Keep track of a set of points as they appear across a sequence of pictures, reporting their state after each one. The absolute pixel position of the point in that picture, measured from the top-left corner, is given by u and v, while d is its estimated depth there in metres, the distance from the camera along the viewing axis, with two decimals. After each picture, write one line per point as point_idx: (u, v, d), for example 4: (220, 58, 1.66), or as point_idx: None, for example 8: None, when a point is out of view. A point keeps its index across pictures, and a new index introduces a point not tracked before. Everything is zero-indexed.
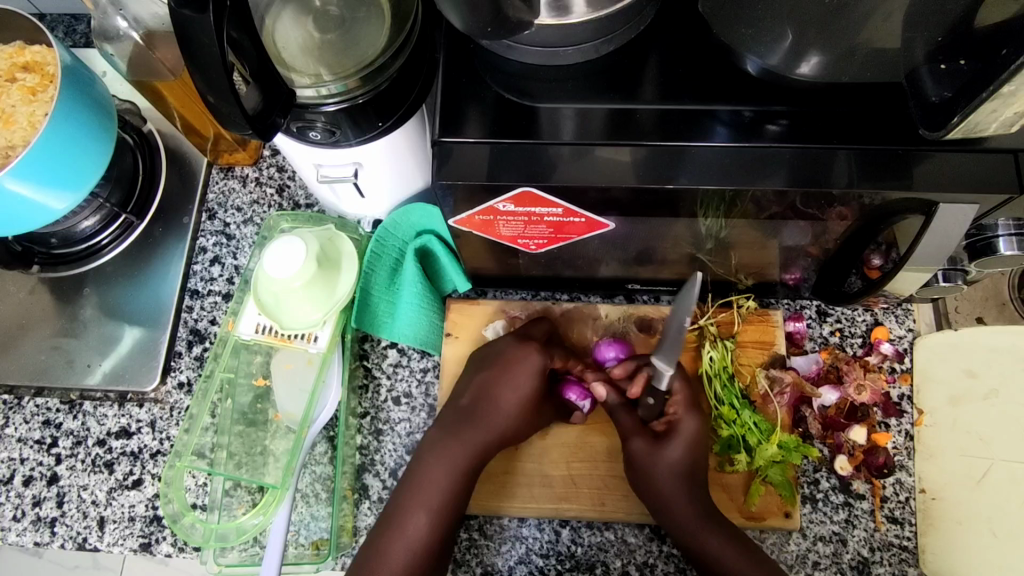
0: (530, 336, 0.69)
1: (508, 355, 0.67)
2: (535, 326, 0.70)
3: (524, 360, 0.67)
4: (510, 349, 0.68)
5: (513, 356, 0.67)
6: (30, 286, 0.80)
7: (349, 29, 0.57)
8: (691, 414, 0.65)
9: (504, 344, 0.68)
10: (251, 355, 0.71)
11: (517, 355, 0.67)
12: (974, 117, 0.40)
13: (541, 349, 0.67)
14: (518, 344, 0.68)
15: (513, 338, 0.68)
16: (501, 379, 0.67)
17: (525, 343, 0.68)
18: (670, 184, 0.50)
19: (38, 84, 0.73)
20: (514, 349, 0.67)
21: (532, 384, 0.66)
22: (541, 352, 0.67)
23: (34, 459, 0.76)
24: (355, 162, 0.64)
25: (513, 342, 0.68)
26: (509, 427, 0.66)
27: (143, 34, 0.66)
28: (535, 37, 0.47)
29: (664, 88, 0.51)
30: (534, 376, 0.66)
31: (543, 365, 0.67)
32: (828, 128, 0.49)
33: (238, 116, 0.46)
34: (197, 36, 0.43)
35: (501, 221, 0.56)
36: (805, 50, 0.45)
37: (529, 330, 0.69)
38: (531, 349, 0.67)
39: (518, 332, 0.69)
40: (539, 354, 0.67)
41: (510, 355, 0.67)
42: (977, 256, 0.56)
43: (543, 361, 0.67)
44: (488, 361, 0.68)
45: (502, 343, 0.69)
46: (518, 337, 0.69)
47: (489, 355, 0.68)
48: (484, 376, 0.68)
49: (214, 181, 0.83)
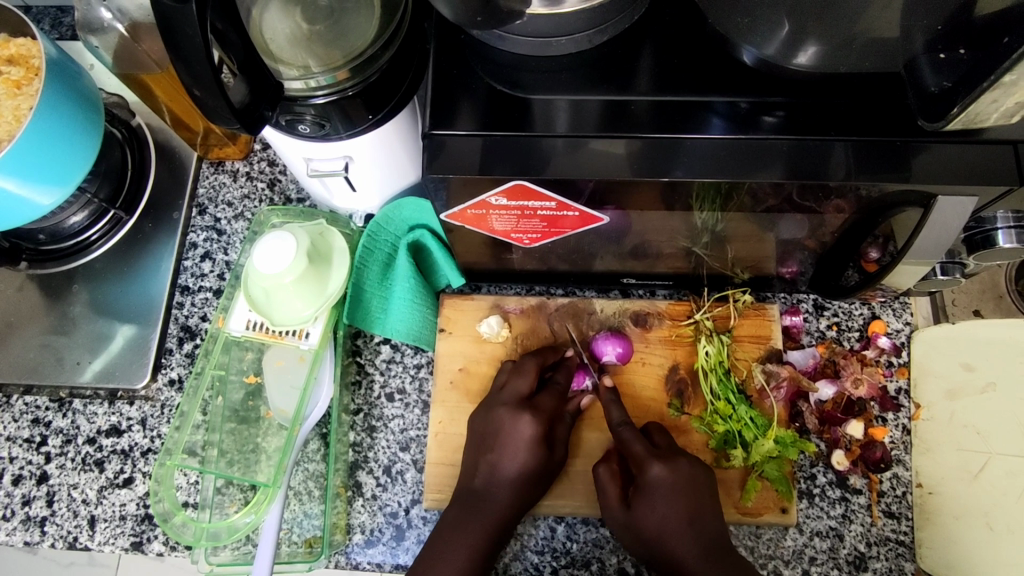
0: (522, 396, 0.66)
1: (502, 426, 0.65)
2: (522, 379, 0.66)
3: (514, 428, 0.64)
4: (503, 416, 0.65)
5: (505, 429, 0.64)
6: (18, 283, 0.79)
7: (338, 19, 0.56)
8: (656, 462, 0.62)
9: (497, 414, 0.65)
10: (243, 351, 0.70)
11: (509, 424, 0.64)
12: (975, 107, 0.39)
13: (532, 414, 0.64)
14: (509, 410, 0.65)
15: (507, 403, 0.66)
16: (496, 450, 0.64)
17: (519, 408, 0.65)
18: (666, 177, 0.49)
19: (22, 77, 0.72)
20: (508, 420, 0.65)
21: (513, 446, 0.64)
22: (534, 419, 0.64)
23: (24, 458, 0.75)
24: (346, 156, 0.63)
25: (507, 408, 0.65)
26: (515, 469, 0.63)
27: (128, 25, 0.65)
28: (527, 27, 0.47)
29: (659, 79, 0.50)
30: (524, 448, 0.64)
31: (536, 433, 0.64)
32: (825, 120, 0.49)
33: (224, 110, 0.45)
34: (180, 29, 0.41)
35: (493, 215, 0.55)
36: (803, 40, 0.43)
37: (516, 388, 0.66)
38: (524, 419, 0.64)
39: (509, 393, 0.66)
40: (530, 422, 0.64)
41: (502, 420, 0.65)
42: (977, 249, 0.55)
43: (536, 428, 0.64)
44: (484, 431, 0.66)
45: (497, 411, 0.66)
46: (511, 401, 0.66)
47: (488, 427, 0.66)
48: (484, 447, 0.65)
49: (204, 176, 0.83)
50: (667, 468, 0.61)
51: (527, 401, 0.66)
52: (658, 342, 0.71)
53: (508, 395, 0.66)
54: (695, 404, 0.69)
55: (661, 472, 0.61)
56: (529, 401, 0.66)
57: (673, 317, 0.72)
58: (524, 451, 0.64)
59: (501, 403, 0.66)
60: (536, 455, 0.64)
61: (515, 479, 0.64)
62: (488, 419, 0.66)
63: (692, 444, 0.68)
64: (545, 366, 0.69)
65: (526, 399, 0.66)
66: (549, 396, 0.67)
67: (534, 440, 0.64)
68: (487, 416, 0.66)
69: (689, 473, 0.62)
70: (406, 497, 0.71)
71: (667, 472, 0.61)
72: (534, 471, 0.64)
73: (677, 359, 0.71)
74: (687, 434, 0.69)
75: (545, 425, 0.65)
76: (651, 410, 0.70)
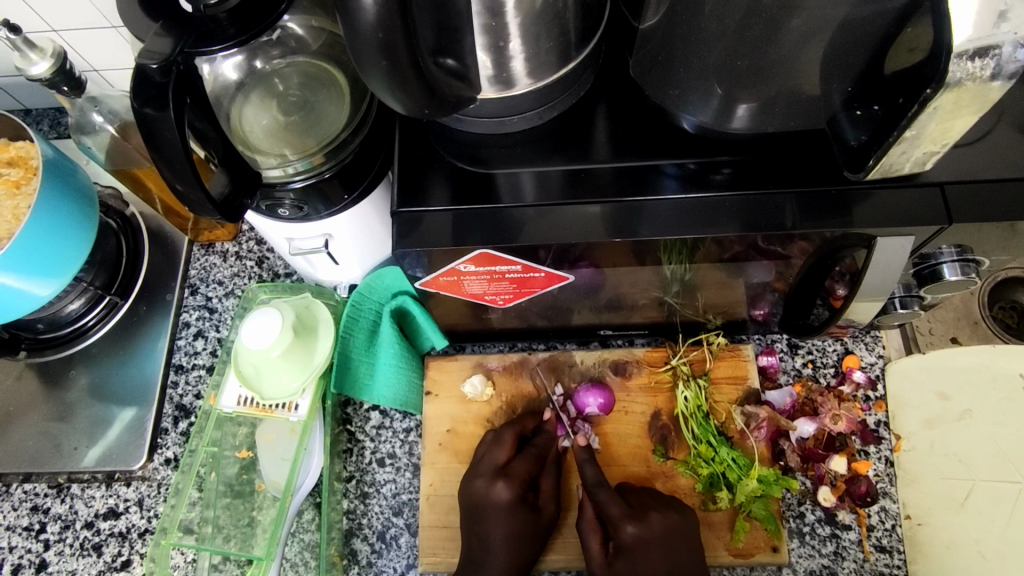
0: (498, 465, 0.67)
1: (480, 496, 0.66)
2: (499, 450, 0.68)
3: (491, 497, 0.65)
4: (480, 488, 0.66)
5: (483, 496, 0.65)
6: (17, 373, 0.82)
7: (311, 108, 0.60)
8: (629, 522, 0.63)
9: (475, 485, 0.66)
10: (236, 426, 0.72)
11: (486, 493, 0.65)
12: (888, 159, 0.43)
13: (505, 481, 0.65)
14: (486, 482, 0.66)
15: (484, 474, 0.67)
16: (484, 521, 0.65)
17: (494, 477, 0.66)
18: (633, 237, 0.52)
19: (21, 177, 0.76)
20: (485, 489, 0.66)
21: (508, 516, 0.64)
22: (509, 486, 0.65)
23: (23, 546, 0.75)
24: (325, 234, 0.66)
25: (485, 478, 0.66)
26: (511, 523, 0.64)
27: (119, 126, 0.69)
28: (482, 109, 0.51)
29: (613, 147, 0.54)
30: (505, 511, 0.64)
31: (513, 498, 0.65)
32: (768, 175, 0.52)
33: (204, 201, 0.48)
34: (160, 131, 0.45)
35: (466, 280, 0.58)
36: (734, 104, 0.47)
37: (493, 458, 0.68)
38: (500, 487, 0.65)
39: (486, 463, 0.68)
40: (506, 486, 0.65)
41: (480, 493, 0.66)
42: (926, 283, 0.58)
43: (512, 493, 0.65)
44: (470, 505, 0.66)
45: (476, 481, 0.67)
46: (487, 471, 0.67)
47: (470, 500, 0.66)
48: (474, 518, 0.66)
49: (195, 258, 0.86)
50: (640, 526, 0.63)
51: (502, 470, 0.67)
52: (638, 390, 0.73)
53: (485, 464, 0.68)
54: (679, 449, 0.71)
55: (635, 531, 0.62)
56: (504, 470, 0.67)
57: (651, 364, 0.74)
58: (511, 516, 0.64)
59: (479, 471, 0.67)
60: (517, 517, 0.65)
61: (508, 545, 0.64)
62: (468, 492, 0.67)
63: (679, 489, 0.69)
64: (525, 433, 0.70)
65: (502, 467, 0.67)
66: (523, 460, 0.68)
67: (513, 504, 0.65)
68: (467, 487, 0.67)
69: (662, 526, 0.63)
70: (401, 562, 0.71)
71: (641, 530, 0.62)
72: (520, 534, 0.64)
73: (658, 405, 0.72)
74: (673, 479, 0.70)
75: (520, 489, 0.66)
76: (637, 459, 0.71)
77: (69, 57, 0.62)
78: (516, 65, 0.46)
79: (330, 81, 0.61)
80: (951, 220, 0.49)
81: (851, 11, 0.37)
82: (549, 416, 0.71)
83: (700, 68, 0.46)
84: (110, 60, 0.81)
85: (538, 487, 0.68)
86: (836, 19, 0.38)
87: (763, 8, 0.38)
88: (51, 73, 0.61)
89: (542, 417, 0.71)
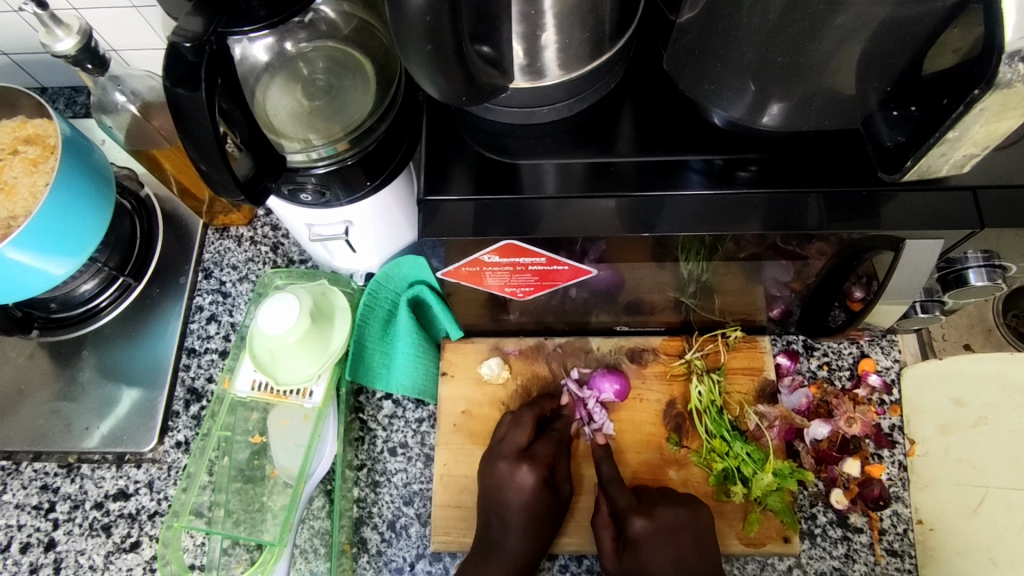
0: (520, 447, 0.67)
1: (504, 481, 0.65)
2: (520, 432, 0.68)
3: (515, 480, 0.65)
4: (503, 471, 0.66)
5: (506, 480, 0.65)
6: (29, 351, 0.82)
7: (337, 94, 0.59)
8: (637, 515, 0.64)
9: (497, 468, 0.66)
10: (248, 411, 0.72)
11: (511, 477, 0.65)
12: (927, 160, 0.42)
13: (530, 464, 0.65)
14: (509, 464, 0.66)
15: (507, 456, 0.67)
16: (505, 501, 0.65)
17: (518, 460, 0.66)
18: (652, 232, 0.51)
19: (38, 155, 0.76)
20: (507, 472, 0.65)
21: (531, 502, 0.64)
22: (534, 469, 0.65)
23: (32, 525, 0.75)
24: (345, 221, 0.66)
25: (507, 462, 0.66)
26: (530, 505, 0.64)
27: (141, 106, 0.69)
28: (512, 99, 0.50)
29: (639, 142, 0.54)
30: (528, 497, 0.64)
31: (538, 482, 0.65)
32: (796, 174, 0.52)
33: (230, 183, 0.48)
34: (191, 112, 0.44)
35: (487, 271, 0.58)
36: (766, 101, 0.47)
37: (514, 441, 0.67)
38: (524, 471, 0.65)
39: (508, 445, 0.67)
40: (530, 470, 0.65)
41: (503, 476, 0.65)
42: (950, 288, 0.58)
43: (537, 477, 0.65)
44: (490, 487, 0.66)
45: (497, 464, 0.67)
46: (510, 453, 0.67)
47: (491, 481, 0.66)
48: (493, 501, 0.66)
49: (209, 241, 0.86)
50: (648, 519, 0.63)
51: (525, 452, 0.67)
52: (654, 378, 0.73)
53: (506, 447, 0.67)
54: (692, 438, 0.71)
55: (643, 524, 0.63)
56: (527, 452, 0.67)
57: (667, 353, 0.74)
58: (534, 501, 0.64)
59: (501, 455, 0.67)
60: (542, 500, 0.65)
61: (527, 528, 0.64)
62: (489, 477, 0.66)
63: (692, 478, 0.69)
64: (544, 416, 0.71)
65: (525, 450, 0.67)
66: (545, 445, 0.68)
67: (538, 487, 0.65)
68: (488, 469, 0.67)
69: (669, 519, 0.63)
70: (411, 552, 0.71)
71: (648, 524, 0.63)
72: (541, 514, 0.65)
73: (673, 394, 0.72)
74: (686, 468, 0.70)
75: (545, 472, 0.66)
76: (651, 446, 0.71)
77: (93, 35, 0.61)
78: (549, 56, 0.46)
79: (356, 67, 0.60)
80: (983, 224, 0.49)
81: (893, 11, 0.37)
82: (566, 400, 0.71)
83: (735, 64, 0.45)
84: (130, 40, 0.81)
85: (557, 472, 0.67)
86: (878, 18, 0.38)
87: (808, 3, 0.38)
88: (76, 50, 0.60)
89: (561, 400, 0.72)
